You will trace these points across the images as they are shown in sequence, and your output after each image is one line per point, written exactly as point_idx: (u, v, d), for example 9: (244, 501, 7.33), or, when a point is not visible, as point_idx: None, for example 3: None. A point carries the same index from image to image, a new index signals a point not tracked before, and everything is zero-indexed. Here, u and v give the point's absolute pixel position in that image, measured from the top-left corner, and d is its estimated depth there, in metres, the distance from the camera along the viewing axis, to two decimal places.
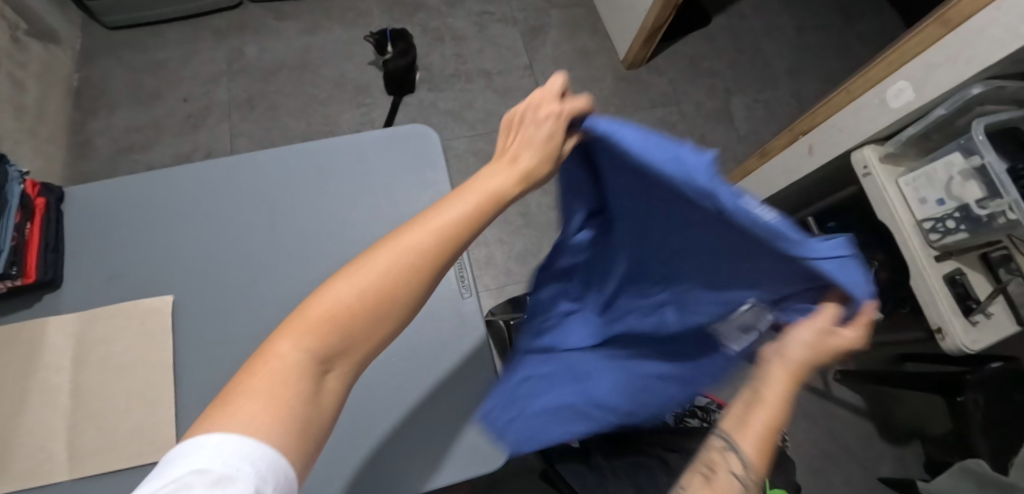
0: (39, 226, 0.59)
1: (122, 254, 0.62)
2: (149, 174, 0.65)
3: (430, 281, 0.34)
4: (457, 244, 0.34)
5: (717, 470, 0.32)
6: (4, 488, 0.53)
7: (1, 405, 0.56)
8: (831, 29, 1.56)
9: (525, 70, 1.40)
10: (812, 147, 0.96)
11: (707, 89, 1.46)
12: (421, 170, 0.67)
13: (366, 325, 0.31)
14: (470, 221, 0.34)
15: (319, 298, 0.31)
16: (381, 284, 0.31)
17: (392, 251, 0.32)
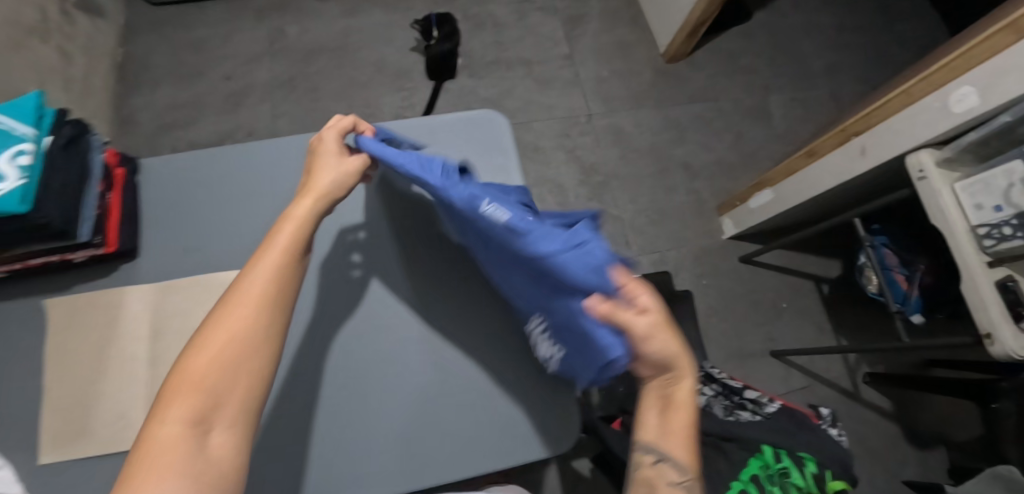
0: (120, 195, 0.60)
1: (197, 228, 0.63)
2: (218, 149, 0.67)
3: (285, 304, 0.43)
4: (291, 271, 0.44)
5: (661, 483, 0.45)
6: (89, 452, 0.56)
7: (85, 371, 0.59)
8: (873, 31, 1.52)
9: (564, 60, 1.39)
10: (865, 149, 0.95)
11: (745, 86, 1.43)
12: (488, 151, 0.68)
13: (229, 368, 0.37)
14: (293, 252, 0.45)
15: (186, 369, 0.37)
16: (245, 327, 0.39)
17: (241, 304, 0.40)
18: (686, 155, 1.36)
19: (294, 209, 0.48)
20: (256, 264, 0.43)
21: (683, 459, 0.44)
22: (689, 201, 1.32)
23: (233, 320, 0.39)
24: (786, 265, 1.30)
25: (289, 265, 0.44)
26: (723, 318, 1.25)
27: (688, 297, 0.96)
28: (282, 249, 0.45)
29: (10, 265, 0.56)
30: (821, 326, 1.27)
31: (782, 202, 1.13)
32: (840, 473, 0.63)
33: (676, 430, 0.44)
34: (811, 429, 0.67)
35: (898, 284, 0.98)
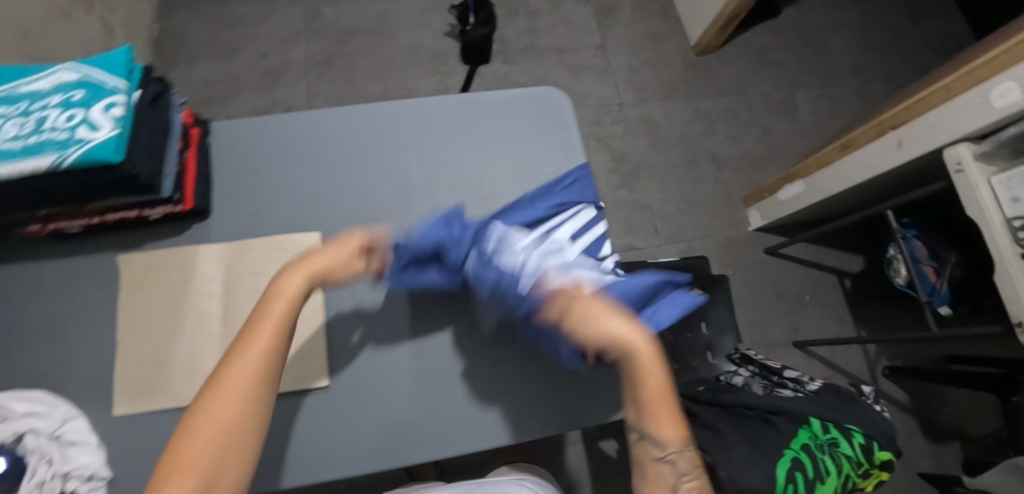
0: (196, 153, 0.62)
1: (267, 191, 0.65)
2: (285, 115, 0.68)
3: (275, 371, 0.47)
4: (277, 351, 0.48)
5: (648, 460, 0.52)
6: (163, 403, 0.59)
7: (157, 326, 0.60)
8: (900, 30, 1.53)
9: (596, 49, 1.40)
10: (901, 142, 0.96)
11: (774, 81, 1.45)
12: (553, 127, 0.70)
13: (218, 453, 0.42)
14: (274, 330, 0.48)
15: (180, 453, 0.41)
16: (234, 414, 0.44)
17: (223, 390, 0.44)
18: (715, 147, 1.37)
19: (279, 287, 0.50)
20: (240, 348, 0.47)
21: (667, 437, 0.50)
22: (716, 193, 1.34)
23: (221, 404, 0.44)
24: (810, 258, 1.32)
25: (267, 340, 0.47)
26: (747, 308, 1.27)
27: (724, 282, 0.98)
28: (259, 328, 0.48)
29: (89, 219, 0.59)
30: (843, 318, 1.29)
31: (813, 195, 1.15)
32: (886, 443, 0.67)
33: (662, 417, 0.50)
34: (856, 403, 0.70)
35: (927, 276, 1.00)
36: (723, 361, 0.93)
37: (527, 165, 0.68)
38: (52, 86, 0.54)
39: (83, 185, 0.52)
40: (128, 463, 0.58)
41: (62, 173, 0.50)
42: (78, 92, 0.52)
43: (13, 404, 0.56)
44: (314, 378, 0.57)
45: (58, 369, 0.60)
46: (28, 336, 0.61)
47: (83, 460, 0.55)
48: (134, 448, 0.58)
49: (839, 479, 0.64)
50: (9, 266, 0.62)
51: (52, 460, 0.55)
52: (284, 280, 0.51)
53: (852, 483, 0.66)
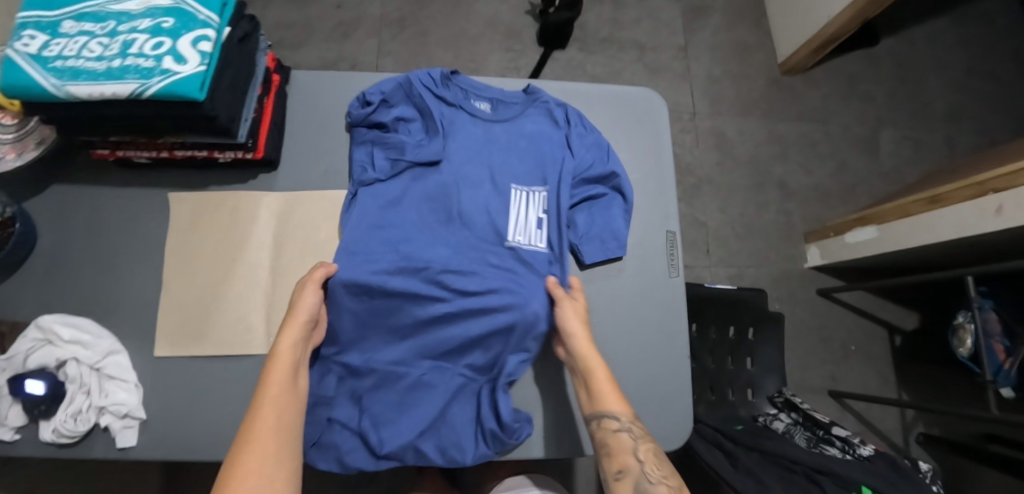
0: (273, 99, 0.61)
1: (340, 149, 0.65)
2: (375, 75, 0.67)
3: (293, 436, 0.46)
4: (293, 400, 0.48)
5: (610, 443, 0.51)
6: (205, 352, 0.58)
7: (210, 270, 0.60)
8: (1010, 81, 1.38)
9: (678, 51, 1.32)
10: (1001, 209, 0.84)
11: (859, 115, 1.34)
12: (645, 132, 0.69)
13: None
14: (290, 371, 0.49)
15: None
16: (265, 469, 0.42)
17: (257, 451, 0.43)
18: (784, 174, 1.30)
19: (279, 348, 0.49)
20: (265, 402, 0.46)
21: (615, 409, 0.51)
22: (778, 222, 1.28)
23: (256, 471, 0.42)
24: (863, 308, 1.26)
25: (286, 400, 0.47)
26: (789, 348, 1.22)
27: (777, 319, 0.93)
28: (278, 390, 0.47)
29: (158, 153, 0.58)
30: (885, 376, 1.23)
31: (885, 243, 1.08)
32: None
33: (607, 395, 0.52)
34: (913, 479, 0.64)
35: (995, 354, 0.93)
36: (764, 402, 0.89)
37: None
38: (142, 9, 0.51)
39: (160, 116, 0.50)
40: (161, 404, 0.57)
41: (142, 101, 0.48)
42: (168, 19, 0.50)
43: (59, 329, 0.55)
44: None
45: (108, 296, 0.60)
46: (80, 263, 0.60)
47: (118, 398, 0.55)
48: (168, 394, 0.57)
49: None
50: (78, 187, 0.62)
51: (92, 391, 0.55)
52: (282, 344, 0.49)
53: None
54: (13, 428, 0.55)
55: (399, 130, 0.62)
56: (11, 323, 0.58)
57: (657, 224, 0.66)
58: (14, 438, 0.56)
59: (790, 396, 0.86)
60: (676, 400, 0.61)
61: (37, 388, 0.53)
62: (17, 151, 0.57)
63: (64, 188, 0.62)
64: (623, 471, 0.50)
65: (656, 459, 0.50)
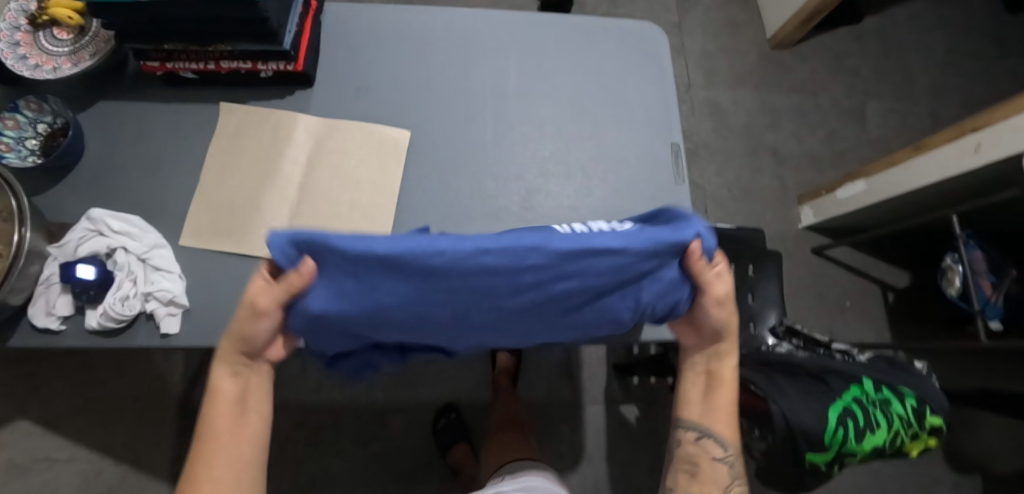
0: (310, 21, 0.67)
1: (370, 72, 0.70)
2: (401, 9, 0.73)
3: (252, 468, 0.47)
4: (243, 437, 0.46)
5: (702, 463, 0.54)
6: (225, 250, 0.61)
7: (244, 181, 0.64)
8: (985, 57, 1.47)
9: (673, 28, 1.41)
10: (980, 146, 0.90)
11: (846, 87, 1.42)
12: (646, 57, 0.75)
13: None
14: (234, 412, 0.46)
15: None
16: None
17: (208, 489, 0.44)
18: (777, 141, 1.37)
19: (218, 388, 0.46)
20: (208, 453, 0.45)
21: (727, 439, 0.53)
22: (773, 186, 1.34)
23: None
24: (856, 266, 1.30)
25: (235, 449, 0.46)
26: (787, 304, 1.26)
27: (776, 257, 0.98)
28: (229, 437, 0.45)
29: (205, 64, 0.63)
30: (882, 332, 1.27)
31: (874, 195, 1.14)
32: (938, 411, 0.66)
33: (725, 420, 0.53)
34: (909, 371, 0.69)
35: (983, 289, 0.98)
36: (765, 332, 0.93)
37: (621, 91, 0.73)
38: None
39: (215, 19, 0.56)
40: (202, 294, 0.60)
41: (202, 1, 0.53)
42: None
43: (109, 221, 0.59)
44: None
45: (150, 198, 0.63)
46: (124, 168, 0.64)
47: (164, 285, 0.58)
48: (210, 285, 0.60)
49: (890, 434, 0.62)
50: (125, 100, 0.66)
51: (138, 280, 0.58)
52: (218, 380, 0.45)
53: (900, 444, 0.63)
54: (60, 317, 0.58)
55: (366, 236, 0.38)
56: (60, 223, 0.61)
57: (662, 137, 0.72)
58: (61, 328, 0.58)
59: (790, 325, 0.91)
60: None
61: (88, 273, 0.56)
62: (73, 61, 0.62)
63: (111, 102, 0.66)
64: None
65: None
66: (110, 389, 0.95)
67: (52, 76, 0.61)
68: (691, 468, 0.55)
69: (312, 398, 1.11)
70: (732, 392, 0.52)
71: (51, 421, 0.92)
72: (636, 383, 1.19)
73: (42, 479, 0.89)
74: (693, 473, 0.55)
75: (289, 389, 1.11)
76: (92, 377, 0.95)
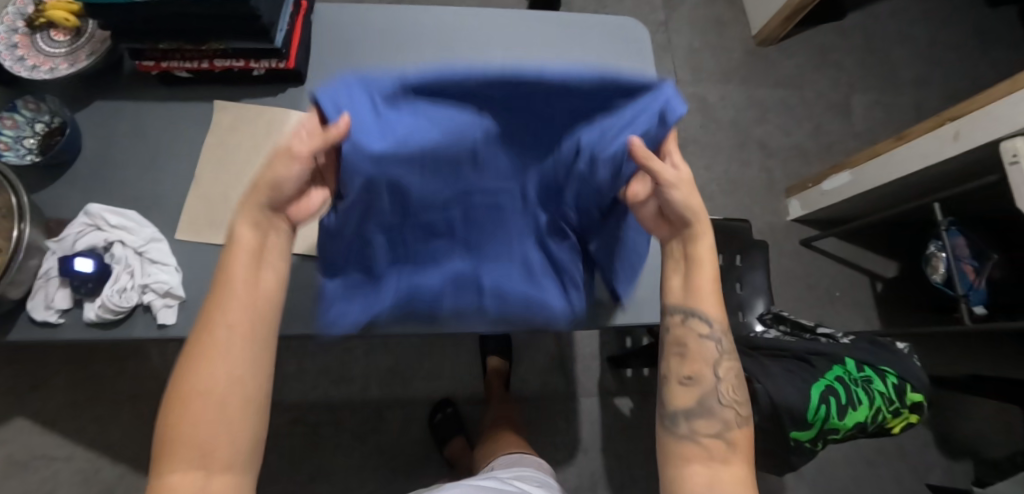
0: (301, 20, 0.69)
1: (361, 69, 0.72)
2: (391, 7, 0.75)
3: (268, 335, 0.43)
4: (260, 299, 0.43)
5: (689, 346, 0.50)
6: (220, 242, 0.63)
7: (238, 176, 0.65)
8: (966, 51, 1.50)
9: (661, 26, 1.43)
10: (958, 134, 0.92)
11: (831, 81, 1.45)
12: (630, 52, 0.78)
13: (218, 407, 0.40)
14: (251, 264, 0.44)
15: (193, 392, 0.39)
16: (227, 374, 0.40)
17: (212, 350, 0.40)
18: (764, 135, 1.39)
19: (238, 236, 0.44)
20: (223, 299, 0.42)
21: (714, 317, 0.49)
22: (761, 179, 1.36)
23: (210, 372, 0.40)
24: (845, 256, 1.32)
25: (254, 300, 0.43)
26: (777, 294, 1.28)
27: (763, 246, 1.00)
28: (246, 286, 0.43)
29: (200, 63, 0.65)
30: (871, 320, 1.29)
31: (859, 185, 1.16)
32: (919, 388, 0.68)
33: (709, 301, 0.49)
34: (890, 350, 0.71)
35: (967, 274, 0.99)
36: (753, 320, 0.94)
37: None
38: None
39: (208, 17, 0.57)
40: (198, 286, 0.62)
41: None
42: None
43: (107, 216, 0.61)
44: None
45: (146, 194, 0.65)
46: (121, 165, 0.66)
47: (160, 277, 0.59)
48: (205, 278, 0.62)
49: (871, 411, 0.63)
50: (120, 99, 0.68)
51: (135, 272, 0.60)
52: (240, 228, 0.44)
53: (882, 421, 0.65)
54: (58, 311, 0.59)
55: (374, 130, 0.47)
56: (58, 219, 0.63)
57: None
58: (58, 321, 0.59)
59: (777, 311, 0.92)
60: None
61: (86, 266, 0.58)
62: (70, 62, 0.64)
63: (108, 102, 0.67)
64: (696, 378, 0.50)
65: (734, 384, 0.50)
66: (107, 387, 0.95)
67: (50, 76, 0.63)
68: (681, 350, 0.50)
69: (309, 395, 1.12)
70: (714, 269, 0.49)
71: (50, 418, 0.93)
72: (630, 374, 1.20)
73: (41, 475, 0.90)
74: (686, 357, 0.50)
75: (286, 385, 1.12)
76: (89, 376, 0.95)
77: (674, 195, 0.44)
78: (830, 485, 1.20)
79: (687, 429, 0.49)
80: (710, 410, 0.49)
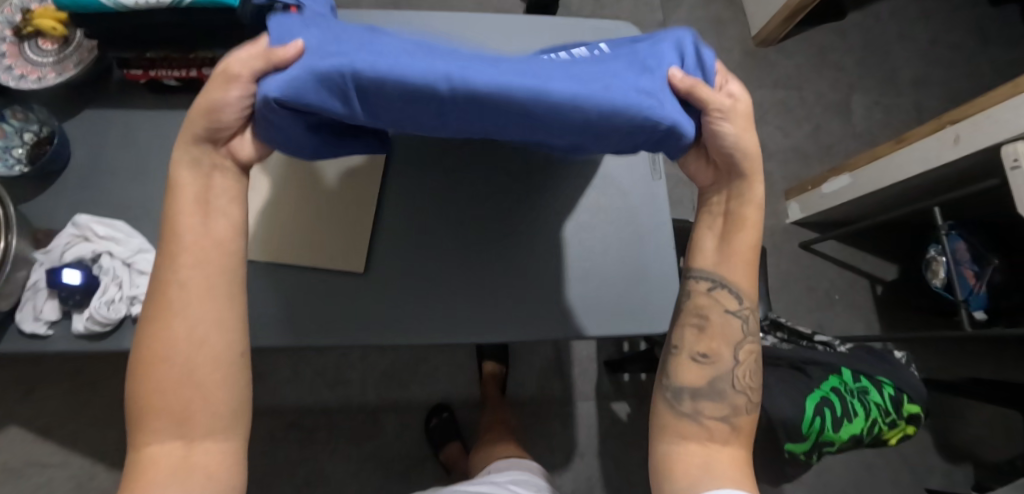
0: None
1: None
2: None
3: (223, 290, 0.42)
4: (205, 253, 0.41)
5: (712, 317, 0.49)
6: None
7: None
8: (967, 51, 1.48)
9: (658, 27, 1.42)
10: (958, 137, 0.91)
11: (831, 82, 1.43)
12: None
13: (178, 372, 0.40)
14: (198, 212, 0.41)
15: (157, 357, 0.40)
16: (182, 337, 0.40)
17: (166, 313, 0.40)
18: (763, 136, 1.38)
19: (177, 180, 0.41)
20: (174, 256, 0.41)
21: (743, 289, 0.49)
22: (760, 181, 1.35)
23: (169, 338, 0.40)
24: (845, 259, 1.31)
25: (204, 252, 0.41)
26: (776, 297, 1.27)
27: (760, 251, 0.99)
28: (194, 237, 0.41)
29: (188, 72, 0.63)
30: (870, 323, 1.28)
31: (858, 188, 1.15)
32: (916, 399, 0.67)
33: (744, 268, 0.48)
34: (888, 359, 0.70)
35: (967, 279, 0.99)
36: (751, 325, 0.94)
37: None
38: None
39: (194, 26, 0.57)
40: None
41: (183, 8, 0.54)
42: None
43: (94, 226, 0.60)
44: (356, 262, 0.60)
45: (135, 204, 0.64)
46: (111, 175, 0.65)
47: None
48: None
49: (867, 423, 0.63)
50: (109, 108, 0.67)
51: (123, 283, 0.59)
52: (179, 174, 0.41)
53: (877, 433, 0.64)
54: (47, 322, 0.59)
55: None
56: (46, 230, 0.62)
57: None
58: (48, 333, 0.59)
59: (775, 317, 0.91)
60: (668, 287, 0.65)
61: (73, 278, 0.58)
62: (58, 71, 0.63)
63: (96, 110, 0.67)
64: (710, 358, 0.49)
65: (750, 368, 0.49)
66: (102, 394, 0.95)
67: (38, 86, 0.63)
68: (699, 322, 0.50)
69: (305, 399, 1.12)
70: (755, 237, 0.47)
71: (44, 425, 0.93)
72: (627, 379, 1.20)
73: (35, 482, 0.90)
74: (702, 329, 0.50)
75: (281, 391, 1.12)
76: (85, 382, 0.95)
77: (725, 127, 0.40)
78: (828, 489, 1.20)
79: (690, 408, 0.49)
80: (716, 389, 0.48)
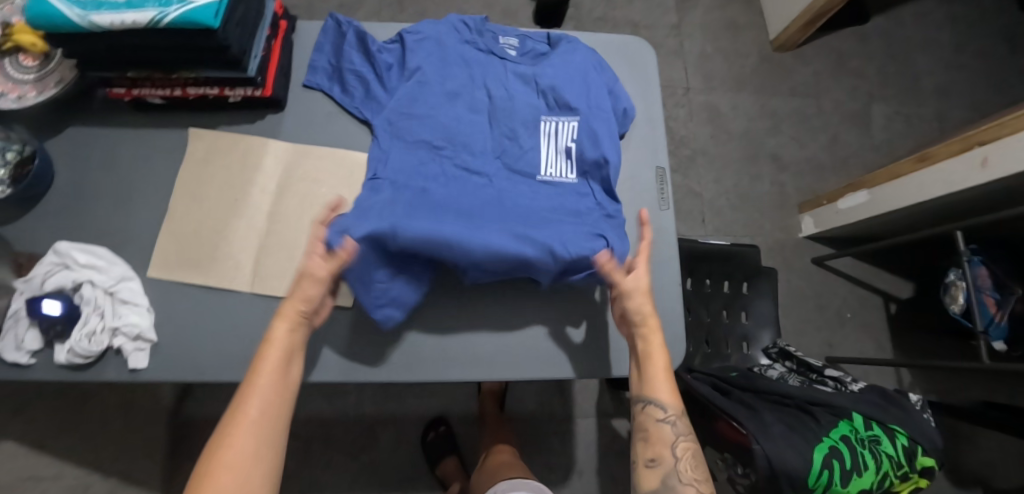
0: (280, 44, 0.65)
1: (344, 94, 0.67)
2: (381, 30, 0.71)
3: (281, 416, 0.50)
4: (278, 392, 0.50)
5: (649, 428, 0.57)
6: (193, 281, 0.60)
7: (213, 210, 0.62)
8: (994, 59, 1.41)
9: (671, 30, 1.36)
10: (986, 160, 0.86)
11: (849, 90, 1.37)
12: (634, 75, 0.73)
13: (233, 476, 0.46)
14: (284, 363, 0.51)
15: (216, 462, 0.46)
16: (245, 449, 0.47)
17: (239, 430, 0.47)
18: (777, 146, 1.32)
19: (273, 336, 0.50)
20: (253, 390, 0.49)
21: (668, 401, 0.56)
22: (773, 193, 1.30)
23: (236, 448, 0.47)
24: (858, 276, 1.27)
25: (278, 395, 0.50)
26: (784, 315, 1.23)
27: (770, 273, 0.95)
28: (272, 378, 0.49)
29: (172, 91, 0.61)
30: (881, 343, 1.24)
31: (875, 206, 1.10)
32: (930, 451, 0.63)
33: (656, 382, 0.56)
34: (902, 405, 0.67)
35: (987, 306, 0.94)
36: (758, 352, 0.91)
37: None
38: None
39: (175, 47, 0.53)
40: (170, 326, 0.59)
41: (161, 30, 0.50)
42: None
43: (76, 254, 0.58)
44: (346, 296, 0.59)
45: (119, 228, 0.62)
46: (95, 198, 0.63)
47: (130, 319, 0.57)
48: (178, 319, 0.60)
49: (878, 476, 0.60)
50: (94, 127, 0.65)
51: (105, 314, 0.57)
52: (275, 329, 0.51)
53: (888, 485, 0.61)
54: (30, 352, 0.56)
55: (379, 65, 0.64)
56: (29, 254, 0.60)
57: (648, 162, 0.70)
58: (29, 362, 0.57)
59: (784, 346, 0.88)
60: (668, 329, 0.64)
61: (53, 309, 0.55)
62: (38, 89, 0.61)
63: (81, 129, 0.65)
64: (657, 461, 0.57)
65: (692, 461, 0.56)
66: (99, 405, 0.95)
67: (16, 105, 0.60)
68: (643, 435, 0.57)
69: (301, 410, 1.11)
70: (664, 359, 0.57)
71: (42, 437, 0.93)
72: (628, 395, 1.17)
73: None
74: (643, 438, 0.58)
75: None
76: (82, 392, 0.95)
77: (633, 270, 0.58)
78: None
79: None
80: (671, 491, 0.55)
